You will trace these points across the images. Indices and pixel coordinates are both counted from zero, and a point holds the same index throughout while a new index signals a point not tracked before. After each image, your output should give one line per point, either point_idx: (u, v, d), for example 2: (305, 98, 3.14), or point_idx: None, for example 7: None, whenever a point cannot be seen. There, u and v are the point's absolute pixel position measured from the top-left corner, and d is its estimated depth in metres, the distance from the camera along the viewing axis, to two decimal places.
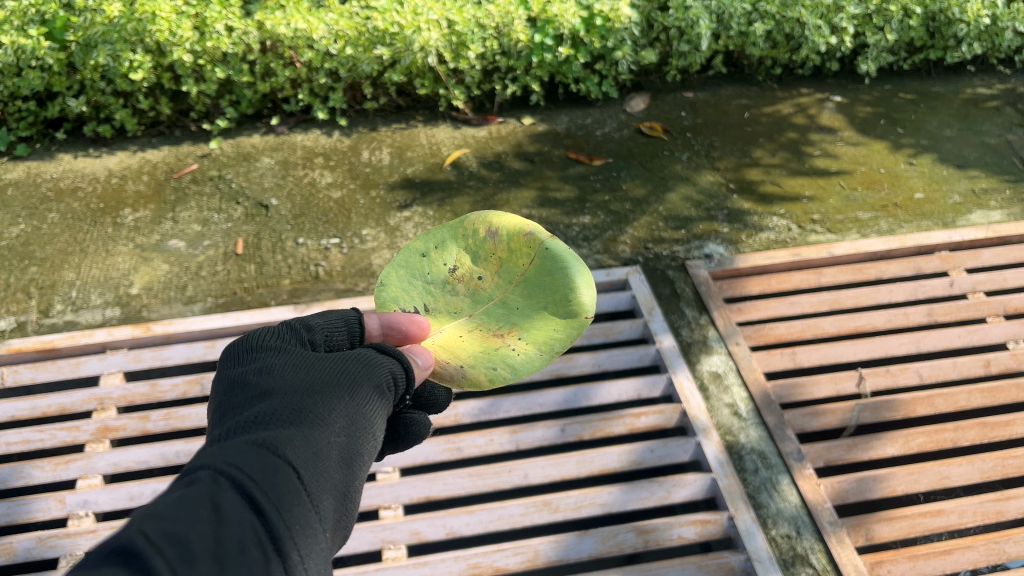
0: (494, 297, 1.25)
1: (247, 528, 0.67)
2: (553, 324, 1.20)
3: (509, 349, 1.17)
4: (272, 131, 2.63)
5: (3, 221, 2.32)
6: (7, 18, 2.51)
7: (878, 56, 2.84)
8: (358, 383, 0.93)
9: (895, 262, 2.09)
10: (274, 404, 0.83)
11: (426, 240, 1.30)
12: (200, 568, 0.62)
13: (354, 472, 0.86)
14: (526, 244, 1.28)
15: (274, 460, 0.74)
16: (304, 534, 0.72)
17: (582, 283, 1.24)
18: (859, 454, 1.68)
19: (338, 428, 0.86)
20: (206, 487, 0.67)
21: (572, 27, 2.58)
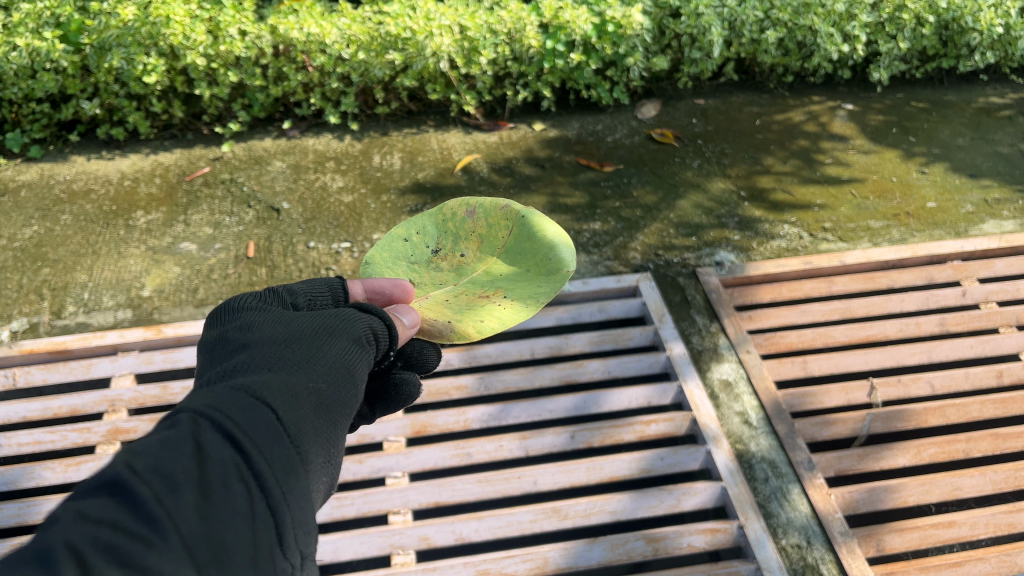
0: (479, 268, 1.25)
1: (230, 462, 0.67)
2: (538, 282, 1.19)
3: (495, 305, 1.16)
4: (284, 135, 2.64)
5: (16, 222, 2.34)
6: (22, 21, 2.53)
7: (890, 64, 2.83)
8: (336, 335, 0.90)
9: (907, 271, 2.08)
10: (258, 351, 0.82)
11: (408, 227, 1.29)
12: (184, 499, 0.64)
13: (344, 414, 0.85)
14: (503, 218, 1.29)
15: (257, 399, 0.73)
16: (291, 469, 0.71)
17: (561, 243, 1.24)
18: (871, 464, 1.67)
19: (324, 372, 0.84)
20: (188, 423, 0.68)
21: (584, 33, 2.58)
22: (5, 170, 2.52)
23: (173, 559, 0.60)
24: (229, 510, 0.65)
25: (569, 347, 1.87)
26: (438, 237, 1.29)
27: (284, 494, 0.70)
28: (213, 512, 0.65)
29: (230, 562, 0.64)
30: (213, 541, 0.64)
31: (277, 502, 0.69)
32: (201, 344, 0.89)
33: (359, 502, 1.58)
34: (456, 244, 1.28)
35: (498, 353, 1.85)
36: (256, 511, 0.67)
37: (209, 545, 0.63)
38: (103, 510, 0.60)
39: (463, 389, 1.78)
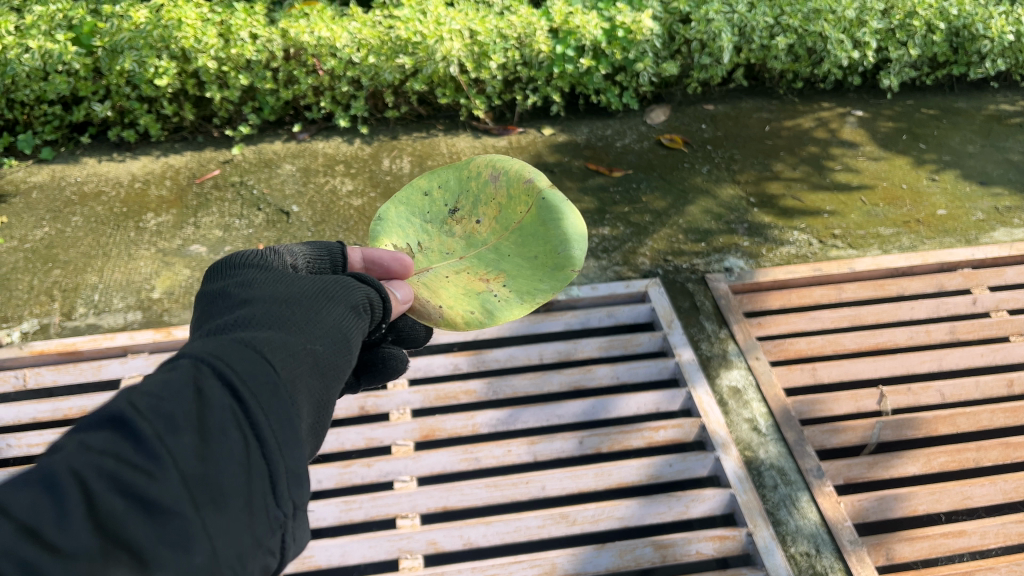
0: (488, 242, 1.18)
1: (229, 409, 0.64)
2: (540, 276, 1.14)
3: (490, 295, 1.13)
4: (293, 138, 2.65)
5: (28, 223, 2.35)
6: (35, 23, 2.54)
7: (900, 71, 2.82)
8: (334, 301, 0.88)
9: (917, 279, 2.08)
10: (256, 308, 0.80)
11: (432, 179, 1.25)
12: (183, 441, 0.61)
13: (334, 380, 0.82)
14: (526, 191, 1.19)
15: (259, 351, 0.70)
16: (288, 422, 0.69)
17: (576, 237, 1.15)
18: (880, 472, 1.67)
19: (318, 336, 0.82)
20: (190, 366, 0.65)
21: (594, 39, 2.58)
22: (17, 172, 2.53)
23: (173, 496, 0.58)
24: (226, 456, 0.63)
25: (578, 352, 1.87)
26: (458, 196, 1.23)
27: (279, 446, 0.67)
28: (211, 455, 0.62)
29: (226, 508, 0.62)
30: (210, 484, 0.61)
31: (272, 454, 0.66)
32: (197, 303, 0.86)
33: (368, 506, 1.58)
34: (474, 208, 1.21)
35: (506, 358, 1.85)
36: (251, 460, 0.65)
37: (207, 488, 0.61)
38: (108, 441, 0.58)
39: (471, 394, 1.78)
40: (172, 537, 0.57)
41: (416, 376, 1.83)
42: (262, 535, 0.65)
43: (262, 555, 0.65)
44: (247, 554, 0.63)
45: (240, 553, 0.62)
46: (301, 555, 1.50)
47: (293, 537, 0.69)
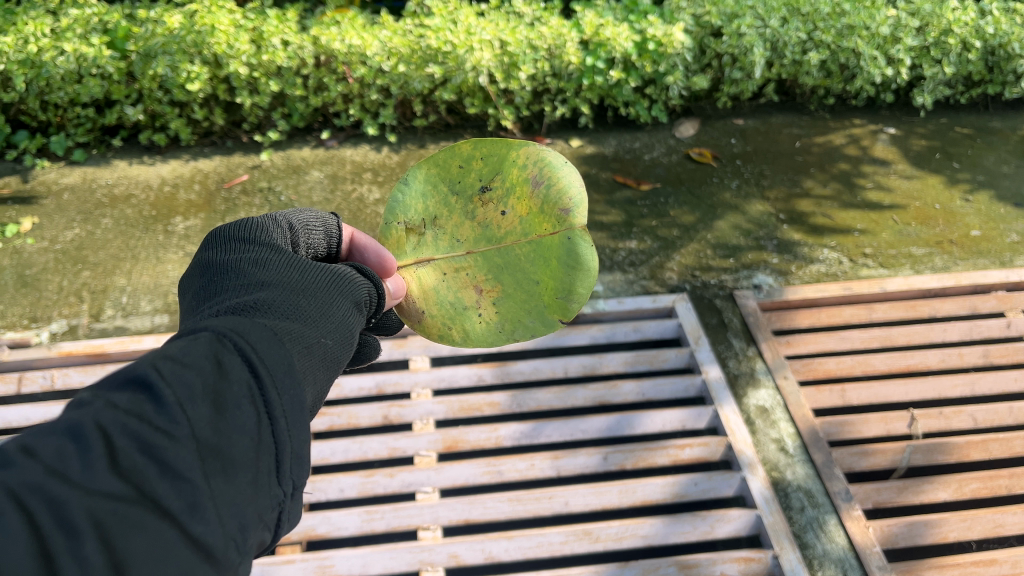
0: (502, 244, 1.13)
1: (247, 384, 0.65)
2: (531, 307, 1.12)
3: (475, 313, 1.14)
4: (322, 145, 2.67)
5: (59, 224, 2.37)
6: (71, 26, 2.57)
7: (934, 89, 2.79)
8: (342, 296, 0.90)
9: (950, 300, 2.05)
10: (270, 295, 0.80)
11: (477, 147, 1.18)
12: (202, 408, 0.61)
13: (334, 371, 0.82)
14: (560, 214, 1.12)
15: (276, 335, 0.71)
16: (301, 405, 0.69)
17: (583, 287, 1.10)
18: (910, 497, 1.64)
19: (327, 329, 0.82)
20: (211, 339, 0.65)
21: (624, 51, 2.56)
22: (49, 173, 2.56)
23: (189, 461, 0.58)
24: (241, 431, 0.63)
25: (603, 366, 1.86)
26: (495, 175, 1.16)
27: (289, 427, 0.67)
28: (227, 428, 0.62)
29: (239, 480, 0.61)
30: (225, 454, 0.61)
31: (283, 433, 0.66)
32: (199, 272, 0.86)
33: (390, 516, 1.57)
34: (505, 197, 1.14)
35: (531, 370, 1.84)
36: (263, 438, 0.64)
37: (221, 457, 0.60)
38: (130, 402, 0.59)
39: (495, 406, 1.77)
40: (185, 499, 0.56)
41: (440, 386, 1.83)
42: (269, 513, 0.64)
43: (264, 532, 0.64)
44: (256, 530, 0.62)
45: (250, 527, 0.61)
46: (322, 564, 1.50)
47: (293, 521, 0.67)
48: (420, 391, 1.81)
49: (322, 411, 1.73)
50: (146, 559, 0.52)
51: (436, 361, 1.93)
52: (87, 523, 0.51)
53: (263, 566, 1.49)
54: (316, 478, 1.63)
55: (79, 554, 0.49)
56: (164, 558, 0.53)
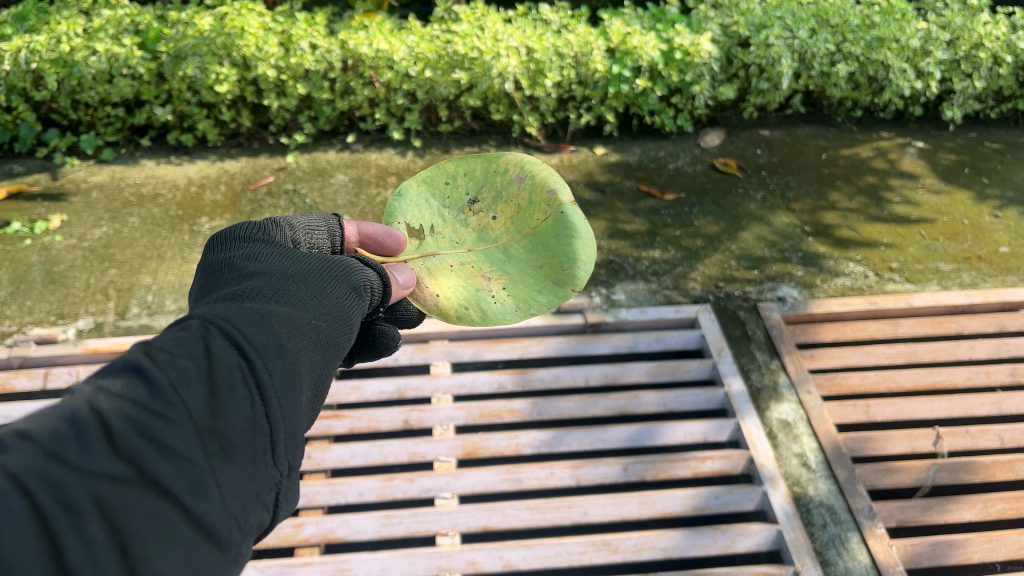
0: (500, 241, 1.22)
1: (236, 366, 0.68)
2: (541, 286, 1.16)
3: (488, 295, 1.18)
4: (348, 148, 2.68)
5: (87, 222, 2.39)
6: (104, 27, 2.60)
7: (964, 103, 2.76)
8: (337, 281, 0.91)
9: (977, 318, 2.03)
10: (262, 284, 0.82)
11: (458, 165, 1.28)
12: (198, 390, 0.65)
13: (334, 352, 0.84)
14: (546, 201, 1.21)
15: (266, 319, 0.74)
16: (292, 386, 0.72)
17: (584, 257, 1.17)
18: (935, 516, 1.62)
19: (321, 312, 0.84)
20: (199, 327, 0.69)
21: (651, 60, 2.55)
22: (78, 171, 2.59)
23: (186, 443, 0.61)
24: (236, 413, 0.66)
25: (625, 376, 1.85)
26: (481, 187, 1.26)
27: (281, 408, 0.70)
28: (223, 410, 0.65)
29: (235, 460, 0.64)
30: (221, 436, 0.64)
31: (275, 413, 0.69)
32: (202, 273, 0.90)
33: (409, 521, 1.58)
34: (494, 203, 1.24)
35: (552, 379, 1.83)
36: (257, 418, 0.68)
37: (219, 438, 0.64)
38: (124, 388, 0.62)
39: (516, 413, 1.76)
40: (186, 479, 0.60)
41: (461, 392, 1.83)
42: (265, 494, 0.67)
43: (262, 512, 0.67)
44: (255, 509, 0.66)
45: (251, 503, 0.65)
46: (340, 567, 1.50)
47: (291, 497, 0.71)
48: (440, 396, 1.81)
49: (343, 414, 1.73)
50: (146, 537, 0.56)
51: (457, 366, 1.94)
52: (89, 503, 0.55)
53: (282, 568, 1.49)
54: (337, 481, 1.63)
55: (83, 533, 0.54)
56: (164, 537, 0.57)
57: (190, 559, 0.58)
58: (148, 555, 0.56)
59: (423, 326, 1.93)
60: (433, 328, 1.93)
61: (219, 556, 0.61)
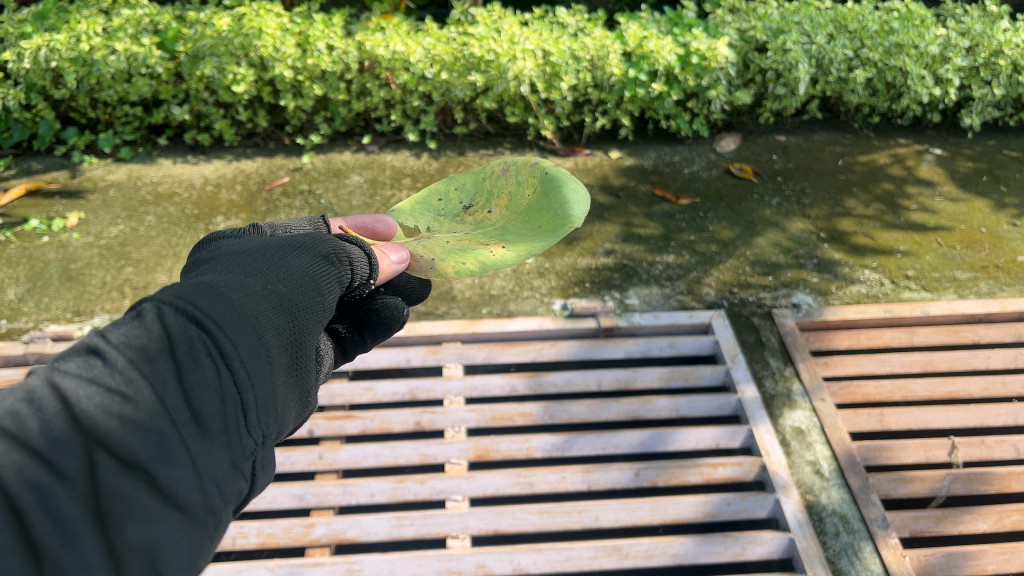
0: (496, 223, 1.21)
1: (199, 338, 0.65)
2: (542, 236, 1.10)
3: (487, 252, 1.12)
4: (363, 149, 2.69)
5: (104, 220, 2.41)
6: (123, 26, 2.61)
7: (982, 110, 2.75)
8: (302, 250, 0.87)
9: (994, 327, 2.01)
10: (227, 258, 0.78)
11: (448, 184, 1.33)
12: (159, 367, 0.63)
13: (312, 317, 0.81)
14: (532, 177, 1.23)
15: (231, 290, 0.71)
16: (259, 355, 0.69)
17: (577, 203, 1.13)
18: (949, 527, 1.61)
19: (283, 278, 0.79)
20: (156, 303, 0.66)
21: (667, 64, 2.55)
22: (96, 169, 2.61)
23: (150, 416, 0.61)
24: (202, 384, 0.64)
25: (637, 381, 1.85)
26: (473, 194, 1.30)
27: (250, 377, 0.68)
28: (188, 380, 0.64)
29: (205, 432, 0.64)
30: (188, 406, 0.64)
31: (244, 382, 0.67)
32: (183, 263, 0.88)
33: (419, 523, 1.58)
34: (488, 202, 1.27)
35: (565, 382, 1.83)
36: (225, 388, 0.66)
37: (186, 408, 0.63)
38: (83, 367, 0.62)
39: (528, 416, 1.76)
40: (153, 447, 0.60)
41: (473, 395, 1.83)
42: (240, 462, 0.67)
43: (239, 481, 0.67)
44: (230, 478, 0.66)
45: (224, 468, 0.65)
46: (350, 568, 1.50)
47: (269, 460, 0.71)
48: (453, 398, 1.81)
49: (356, 415, 1.74)
50: (114, 512, 0.58)
51: (469, 369, 1.94)
52: (52, 482, 0.56)
53: (292, 568, 1.49)
54: (348, 481, 1.63)
55: (53, 510, 0.56)
56: (131, 509, 0.59)
57: (159, 529, 0.60)
58: (120, 527, 0.58)
59: (436, 329, 1.95)
60: (446, 330, 1.95)
61: (191, 522, 0.62)
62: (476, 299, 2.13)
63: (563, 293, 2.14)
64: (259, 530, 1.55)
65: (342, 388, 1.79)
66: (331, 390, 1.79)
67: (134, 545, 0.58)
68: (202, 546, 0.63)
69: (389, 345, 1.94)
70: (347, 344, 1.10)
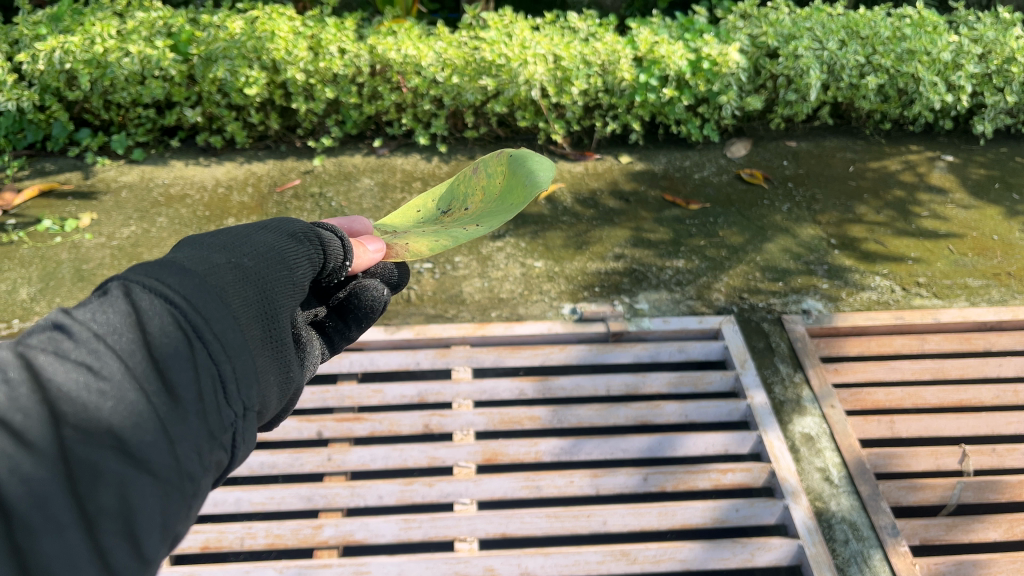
0: (470, 214, 1.11)
1: (166, 311, 0.63)
2: (512, 209, 0.99)
3: (459, 234, 1.01)
4: (374, 152, 2.70)
5: (116, 221, 2.42)
6: (137, 29, 2.62)
7: (995, 118, 2.74)
8: (271, 228, 0.82)
9: (1006, 335, 2.00)
10: (191, 237, 0.75)
11: (427, 201, 1.25)
12: (126, 341, 0.61)
13: (286, 292, 0.78)
14: (500, 164, 1.13)
15: (199, 267, 0.68)
16: (232, 329, 0.67)
17: (544, 172, 1.02)
18: (959, 535, 1.61)
19: (248, 252, 0.75)
20: (121, 280, 0.64)
21: (678, 69, 2.55)
22: (109, 170, 2.63)
23: (118, 386, 0.59)
24: (174, 357, 0.62)
25: (646, 386, 1.85)
26: (450, 200, 1.21)
27: (224, 350, 0.66)
28: (159, 353, 0.62)
29: (177, 405, 0.62)
30: (159, 377, 0.62)
31: (218, 356, 0.65)
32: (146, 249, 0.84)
33: (427, 526, 1.58)
34: (463, 200, 1.17)
35: (573, 387, 1.83)
36: (199, 361, 0.64)
37: (156, 377, 0.62)
38: (47, 340, 0.58)
39: (536, 420, 1.76)
40: (122, 417, 0.58)
41: (482, 398, 1.83)
42: (219, 434, 0.65)
43: (217, 452, 0.65)
44: (208, 450, 0.64)
45: (201, 439, 0.63)
46: (358, 570, 1.50)
47: (250, 433, 0.69)
48: (461, 401, 1.81)
49: (365, 416, 1.74)
50: (84, 477, 0.56)
51: (478, 371, 1.94)
52: (18, 452, 0.54)
53: (300, 569, 1.50)
54: (357, 483, 1.64)
55: (19, 480, 0.53)
56: (102, 474, 0.57)
57: (131, 495, 0.58)
58: (90, 497, 0.56)
59: (445, 332, 1.95)
60: (455, 333, 1.95)
61: (167, 489, 0.60)
62: (486, 303, 2.13)
63: (572, 297, 2.14)
64: (267, 531, 1.55)
65: (351, 390, 1.80)
66: (341, 393, 1.80)
67: (106, 510, 0.57)
68: (178, 513, 0.61)
69: (398, 348, 1.95)
70: (332, 336, 1.02)
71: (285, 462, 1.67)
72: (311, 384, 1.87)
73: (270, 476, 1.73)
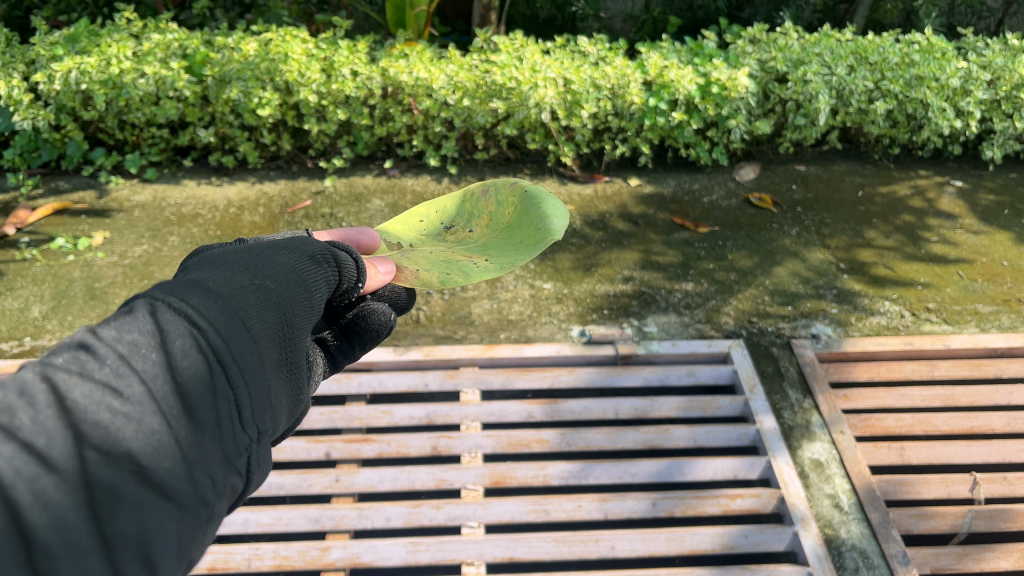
0: (478, 240, 1.13)
1: (189, 334, 0.63)
2: (523, 250, 1.02)
3: (469, 268, 1.04)
4: (385, 173, 2.73)
5: (128, 240, 2.44)
6: (153, 50, 2.65)
7: (1004, 143, 2.74)
8: (290, 250, 0.83)
9: (1017, 362, 2.00)
10: (210, 257, 0.76)
11: (430, 207, 1.26)
12: (149, 363, 0.61)
13: (303, 315, 0.78)
14: (511, 195, 1.15)
15: (221, 289, 0.69)
16: (250, 353, 0.68)
17: (557, 216, 1.05)
18: (970, 564, 1.60)
19: (270, 273, 0.76)
20: (145, 300, 0.64)
21: (687, 93, 2.56)
22: (122, 189, 2.66)
23: (141, 410, 0.59)
24: (194, 379, 0.63)
25: (655, 410, 1.85)
26: (455, 216, 1.22)
27: (242, 375, 0.66)
28: (180, 377, 0.62)
29: (197, 429, 0.63)
30: (180, 400, 0.62)
31: (236, 380, 0.66)
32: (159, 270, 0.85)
33: (434, 549, 1.58)
34: (469, 221, 1.19)
35: (581, 410, 1.83)
36: (218, 385, 0.64)
37: (178, 401, 0.62)
38: (72, 361, 0.59)
39: (544, 443, 1.76)
40: (142, 440, 0.58)
41: (490, 420, 1.83)
42: (234, 458, 0.65)
43: (232, 477, 0.66)
44: (223, 473, 0.64)
45: (215, 463, 0.63)
46: None
47: (265, 455, 0.69)
48: (470, 423, 1.82)
49: (373, 438, 1.75)
50: (104, 501, 0.56)
51: (487, 393, 1.95)
52: (43, 474, 0.54)
53: None
54: (365, 505, 1.64)
55: (43, 504, 0.53)
56: (123, 498, 0.57)
57: (149, 519, 0.58)
58: (111, 521, 0.56)
59: (454, 353, 1.96)
60: (463, 354, 1.96)
61: (182, 513, 0.60)
62: (495, 324, 2.14)
63: (581, 319, 2.15)
64: (274, 553, 1.55)
65: (360, 411, 1.81)
66: (349, 413, 1.81)
67: (125, 534, 0.56)
68: (192, 538, 0.61)
69: (407, 368, 1.95)
70: (335, 354, 1.03)
71: (292, 483, 1.68)
72: (320, 405, 1.88)
73: (278, 497, 1.74)
